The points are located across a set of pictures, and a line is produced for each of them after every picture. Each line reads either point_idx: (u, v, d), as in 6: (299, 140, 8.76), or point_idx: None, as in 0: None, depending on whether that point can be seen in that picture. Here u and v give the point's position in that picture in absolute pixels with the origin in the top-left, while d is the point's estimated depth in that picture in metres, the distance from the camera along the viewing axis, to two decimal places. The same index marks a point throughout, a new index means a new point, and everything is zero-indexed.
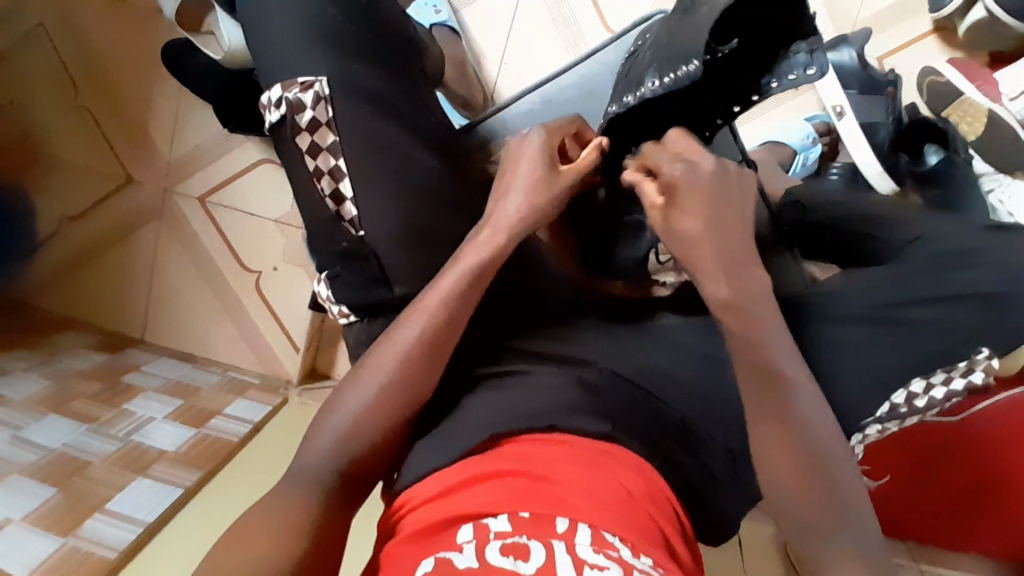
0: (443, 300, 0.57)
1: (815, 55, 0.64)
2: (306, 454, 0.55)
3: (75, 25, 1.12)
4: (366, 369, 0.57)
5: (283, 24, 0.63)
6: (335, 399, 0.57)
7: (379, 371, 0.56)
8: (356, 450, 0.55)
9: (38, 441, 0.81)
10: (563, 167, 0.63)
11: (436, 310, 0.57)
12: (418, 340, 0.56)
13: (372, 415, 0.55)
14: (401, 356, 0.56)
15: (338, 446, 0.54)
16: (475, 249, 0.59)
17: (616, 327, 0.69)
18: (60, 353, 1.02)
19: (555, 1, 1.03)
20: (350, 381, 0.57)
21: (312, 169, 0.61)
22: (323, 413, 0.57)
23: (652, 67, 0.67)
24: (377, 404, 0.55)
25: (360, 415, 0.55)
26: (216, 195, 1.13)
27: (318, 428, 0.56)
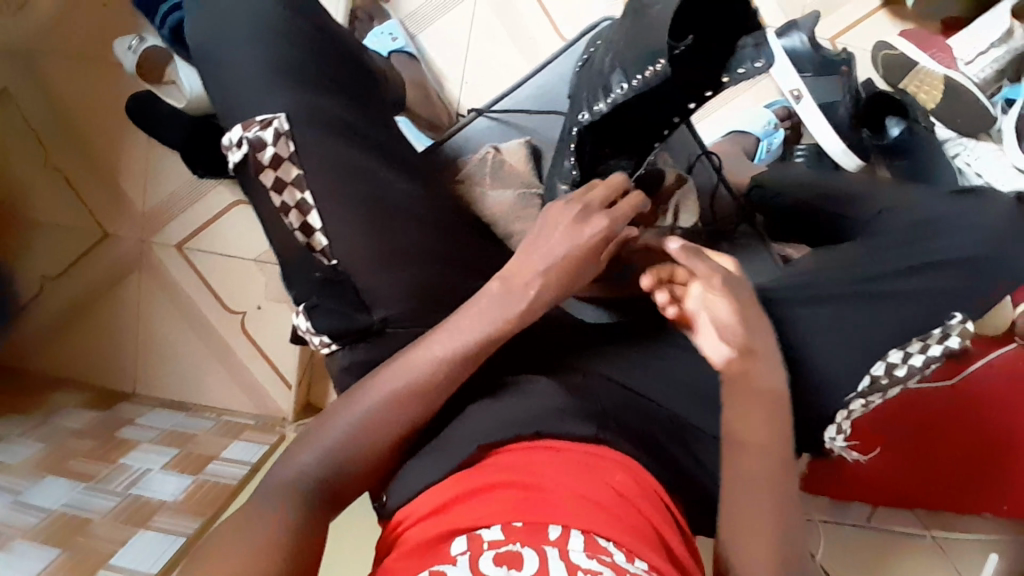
0: (455, 342, 0.57)
1: (762, 47, 0.59)
2: (285, 462, 0.54)
3: (38, 84, 1.12)
4: (369, 398, 0.56)
5: (234, 62, 0.63)
6: (324, 420, 0.56)
7: (383, 405, 0.55)
8: (347, 471, 0.54)
9: (37, 503, 0.80)
10: (589, 221, 0.61)
11: (439, 346, 0.57)
12: (426, 376, 0.56)
13: (373, 446, 0.55)
14: (404, 390, 0.56)
15: (325, 475, 0.53)
16: (484, 295, 0.59)
17: (603, 336, 0.71)
18: (51, 414, 1.02)
19: (509, 16, 1.05)
20: (342, 403, 0.57)
21: (279, 204, 0.61)
22: (307, 431, 0.56)
23: (616, 69, 0.63)
24: (367, 422, 0.55)
25: (360, 445, 0.55)
26: (195, 240, 1.14)
27: (305, 442, 0.55)
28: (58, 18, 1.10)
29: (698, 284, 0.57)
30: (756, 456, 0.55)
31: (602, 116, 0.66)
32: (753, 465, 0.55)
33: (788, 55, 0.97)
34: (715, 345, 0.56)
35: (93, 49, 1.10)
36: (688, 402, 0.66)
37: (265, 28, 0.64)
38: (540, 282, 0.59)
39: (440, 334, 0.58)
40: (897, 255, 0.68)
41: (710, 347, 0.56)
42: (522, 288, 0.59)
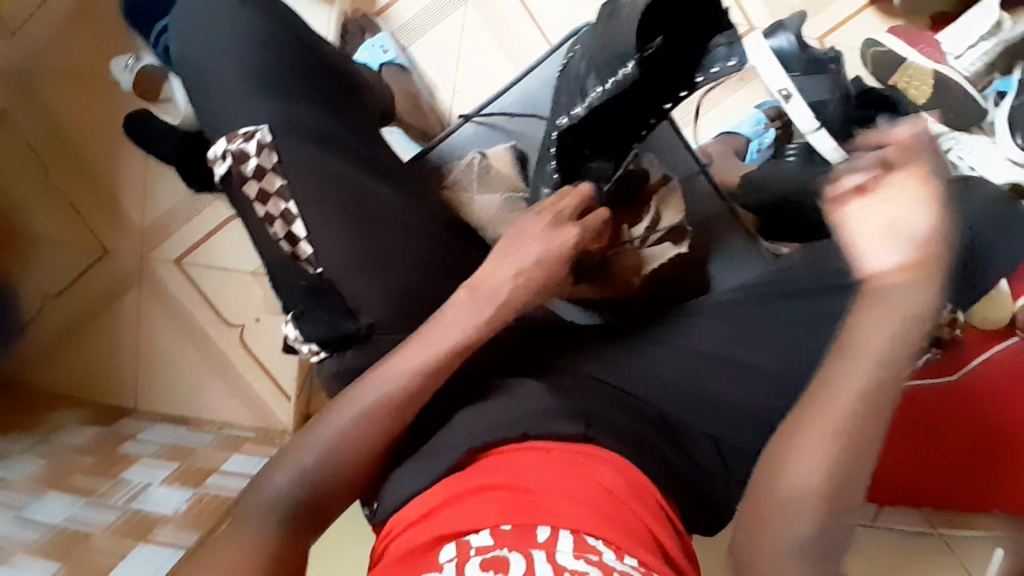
0: (429, 350, 0.56)
1: (734, 45, 0.61)
2: (267, 484, 0.54)
3: (37, 106, 1.14)
4: (345, 413, 0.55)
5: (217, 74, 0.64)
6: (303, 437, 0.55)
7: (359, 418, 0.55)
8: (328, 486, 0.54)
9: (38, 518, 0.81)
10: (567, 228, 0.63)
11: (419, 354, 0.56)
12: (402, 385, 0.55)
13: (354, 459, 0.54)
14: (381, 401, 0.55)
15: (311, 480, 0.53)
16: (464, 295, 0.59)
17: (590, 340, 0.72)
18: (54, 431, 1.03)
19: (497, 25, 1.07)
20: (327, 408, 0.56)
21: (264, 215, 0.62)
22: (295, 440, 0.56)
23: (592, 73, 0.65)
24: (351, 431, 0.54)
25: (340, 460, 0.54)
26: (192, 255, 1.15)
27: (293, 449, 0.55)
28: (55, 41, 1.12)
29: (910, 181, 0.46)
30: (838, 411, 0.45)
31: (582, 119, 0.67)
32: (831, 420, 0.45)
33: (776, 54, 0.97)
34: (886, 252, 0.46)
35: (91, 71, 1.13)
36: (677, 400, 0.66)
37: (246, 41, 0.65)
38: (522, 282, 0.60)
39: (415, 343, 0.57)
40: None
41: (865, 249, 0.46)
42: (504, 289, 0.59)
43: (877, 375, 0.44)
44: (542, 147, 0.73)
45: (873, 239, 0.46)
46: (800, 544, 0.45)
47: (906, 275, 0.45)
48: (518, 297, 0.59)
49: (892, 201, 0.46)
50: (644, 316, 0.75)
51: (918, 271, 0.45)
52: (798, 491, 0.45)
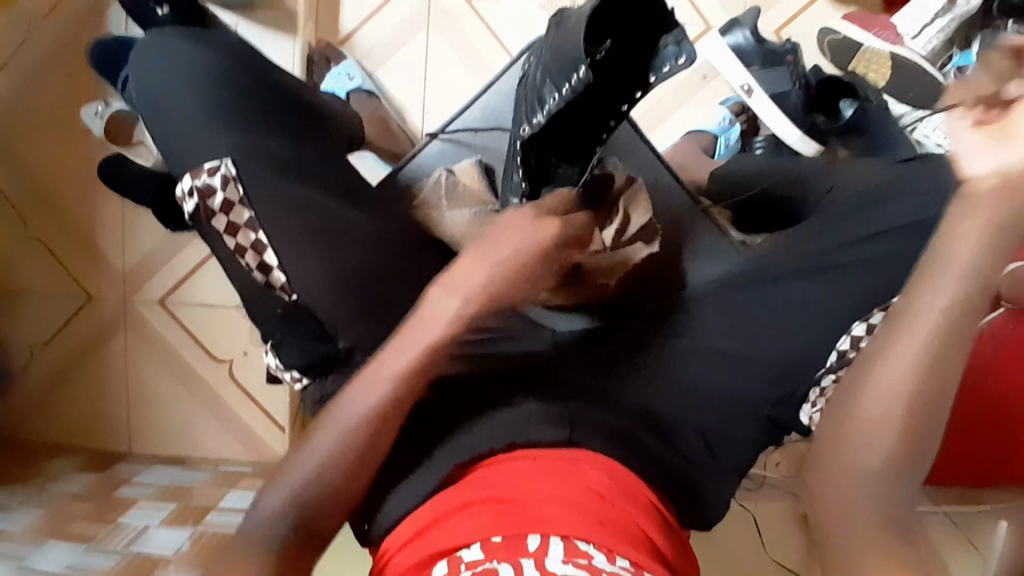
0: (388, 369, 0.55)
1: (682, 44, 0.62)
2: (257, 516, 0.54)
3: (12, 160, 1.15)
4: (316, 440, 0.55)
5: (178, 111, 0.65)
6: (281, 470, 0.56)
7: (329, 444, 0.54)
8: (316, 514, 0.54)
9: (40, 567, 0.80)
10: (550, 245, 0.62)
11: (395, 363, 0.55)
12: (368, 412, 0.54)
13: (335, 484, 0.54)
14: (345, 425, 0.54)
15: (300, 504, 0.53)
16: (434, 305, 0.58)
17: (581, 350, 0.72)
18: (50, 480, 1.03)
19: (460, 46, 1.10)
20: (316, 429, 0.55)
21: (235, 246, 0.63)
22: (284, 466, 0.55)
23: (546, 82, 0.66)
24: (341, 452, 0.53)
25: (325, 486, 0.53)
26: (175, 294, 1.16)
27: (287, 473, 0.54)
28: (25, 95, 1.14)
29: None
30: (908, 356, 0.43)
31: (542, 128, 0.67)
32: (896, 372, 0.43)
33: (732, 51, 1.02)
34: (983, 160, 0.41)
35: (62, 121, 1.14)
36: (657, 397, 0.66)
37: (204, 77, 0.66)
38: (500, 273, 0.57)
39: (375, 367, 0.56)
40: (857, 226, 0.66)
41: (967, 149, 0.42)
42: (481, 286, 0.57)
43: (941, 331, 0.43)
44: (509, 156, 0.75)
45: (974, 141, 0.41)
46: (862, 531, 0.43)
47: (1009, 183, 0.40)
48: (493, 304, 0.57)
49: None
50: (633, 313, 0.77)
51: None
52: (863, 445, 0.44)
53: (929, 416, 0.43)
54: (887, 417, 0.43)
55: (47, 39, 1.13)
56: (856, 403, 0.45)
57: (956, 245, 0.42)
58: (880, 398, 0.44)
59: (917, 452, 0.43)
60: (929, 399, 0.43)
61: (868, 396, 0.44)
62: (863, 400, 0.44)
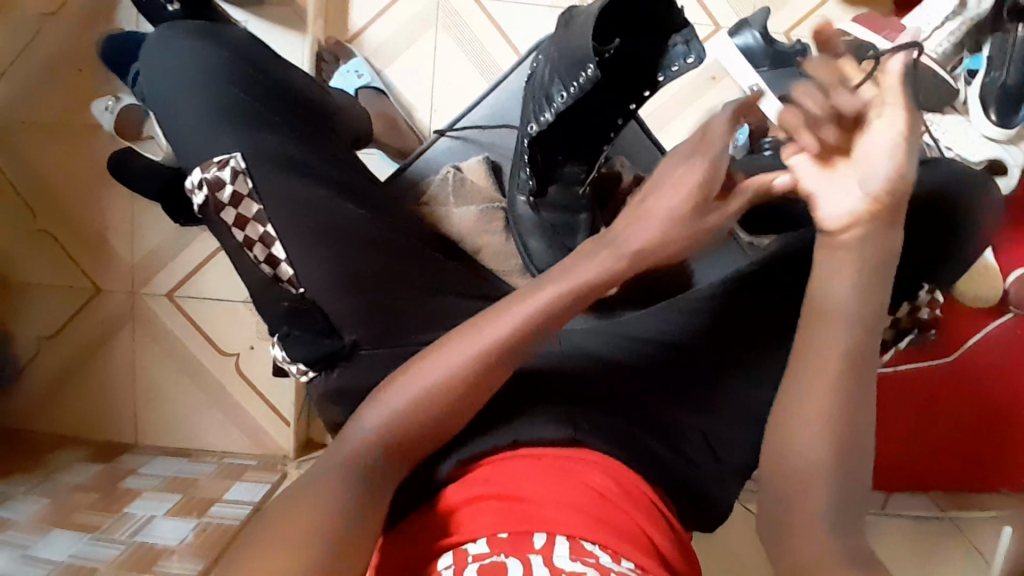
0: (477, 341, 0.50)
1: (691, 44, 0.62)
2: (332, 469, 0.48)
3: (22, 154, 1.16)
4: (387, 415, 0.50)
5: (189, 106, 0.65)
6: (343, 443, 0.50)
7: (404, 421, 0.49)
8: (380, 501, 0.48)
9: (45, 556, 0.80)
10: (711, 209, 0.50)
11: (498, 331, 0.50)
12: (453, 386, 0.50)
13: None
14: (427, 400, 0.49)
15: None
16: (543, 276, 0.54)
17: (605, 348, 0.68)
18: (56, 471, 1.03)
19: (468, 45, 1.10)
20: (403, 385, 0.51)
21: (243, 239, 0.63)
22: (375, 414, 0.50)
23: (554, 80, 0.66)
24: (417, 408, 0.50)
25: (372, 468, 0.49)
26: (182, 288, 1.17)
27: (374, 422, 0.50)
28: (35, 89, 1.15)
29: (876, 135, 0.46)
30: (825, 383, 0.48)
31: (550, 125, 0.68)
32: (823, 398, 0.48)
33: (741, 52, 1.01)
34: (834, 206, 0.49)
35: (71, 115, 1.15)
36: (663, 396, 0.65)
37: (215, 72, 0.67)
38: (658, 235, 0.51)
39: (459, 341, 0.51)
40: None
41: (825, 197, 0.48)
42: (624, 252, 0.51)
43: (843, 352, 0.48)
44: (516, 154, 0.75)
45: (829, 187, 0.48)
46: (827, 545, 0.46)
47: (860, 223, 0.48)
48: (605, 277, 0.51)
49: (857, 149, 0.46)
50: (644, 310, 0.77)
51: (876, 225, 0.47)
52: (808, 468, 0.47)
53: (856, 427, 0.48)
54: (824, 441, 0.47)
55: (57, 34, 1.14)
56: (792, 432, 0.48)
57: (838, 289, 0.49)
58: (814, 427, 0.47)
59: (850, 464, 0.48)
60: (855, 405, 0.48)
61: (800, 427, 0.48)
62: (800, 432, 0.48)
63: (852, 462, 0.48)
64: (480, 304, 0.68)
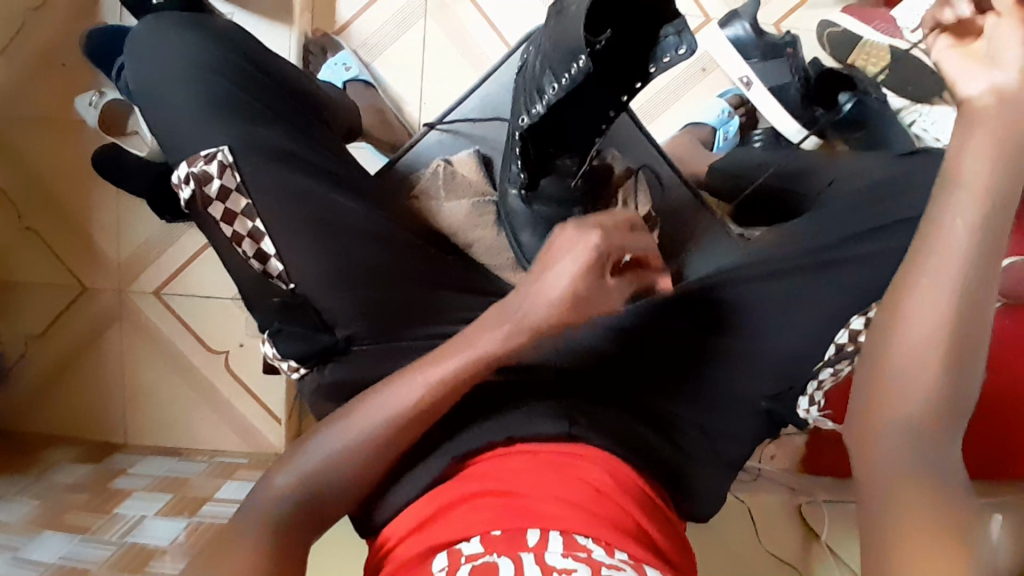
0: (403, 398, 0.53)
1: (682, 35, 0.61)
2: (268, 485, 0.53)
3: (5, 150, 1.14)
4: (308, 461, 0.52)
5: (173, 99, 0.64)
6: (266, 482, 0.53)
7: (324, 464, 0.52)
8: (327, 498, 0.52)
9: (34, 558, 0.79)
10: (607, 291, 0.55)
11: (489, 335, 0.54)
12: (436, 385, 0.53)
13: (365, 453, 0.52)
14: (345, 453, 0.52)
15: (296, 487, 0.51)
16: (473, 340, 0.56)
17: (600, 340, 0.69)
18: (46, 472, 1.02)
19: (458, 37, 1.09)
20: (386, 382, 0.54)
21: (232, 234, 0.62)
22: (357, 403, 0.55)
23: (546, 72, 0.65)
24: (395, 413, 0.52)
25: (346, 465, 0.52)
26: (172, 285, 1.16)
27: (364, 409, 0.54)
28: (19, 84, 1.13)
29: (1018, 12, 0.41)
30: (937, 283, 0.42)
31: (542, 117, 0.67)
32: (929, 303, 0.42)
33: (733, 45, 1.03)
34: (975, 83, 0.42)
35: (55, 111, 1.13)
36: (659, 389, 0.65)
37: (202, 64, 0.65)
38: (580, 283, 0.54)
39: (400, 380, 0.54)
40: (858, 219, 0.67)
41: (955, 72, 0.43)
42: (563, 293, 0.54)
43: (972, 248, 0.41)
44: (507, 147, 0.74)
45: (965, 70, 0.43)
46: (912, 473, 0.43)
47: (1007, 100, 0.41)
48: (588, 280, 0.54)
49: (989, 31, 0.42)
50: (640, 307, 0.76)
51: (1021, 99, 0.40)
52: (905, 379, 0.43)
53: (968, 341, 0.42)
54: (926, 350, 0.42)
55: (40, 29, 1.12)
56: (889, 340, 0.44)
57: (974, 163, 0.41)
58: (915, 327, 0.42)
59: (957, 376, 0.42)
60: (964, 307, 0.41)
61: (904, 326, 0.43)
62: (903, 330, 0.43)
63: (962, 369, 0.42)
64: (473, 298, 0.68)
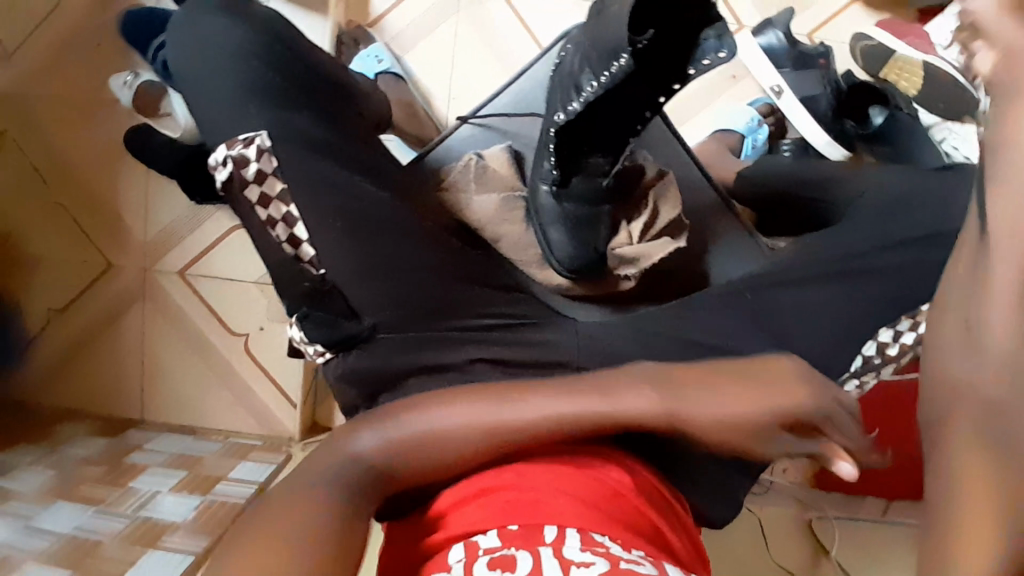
0: (510, 413, 0.50)
1: (723, 38, 0.61)
2: (348, 442, 0.49)
3: (38, 127, 1.16)
4: (401, 432, 0.49)
5: (214, 82, 0.65)
6: (344, 439, 0.50)
7: (415, 445, 0.49)
8: (399, 474, 0.49)
9: (48, 527, 0.80)
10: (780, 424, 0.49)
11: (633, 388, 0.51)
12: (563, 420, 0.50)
13: (460, 453, 0.50)
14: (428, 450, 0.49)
15: (382, 450, 0.49)
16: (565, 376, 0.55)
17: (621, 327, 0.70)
18: (63, 443, 1.04)
19: (490, 35, 1.10)
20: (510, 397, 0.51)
21: (266, 218, 0.63)
22: (467, 401, 0.51)
23: (584, 69, 0.66)
24: (508, 429, 0.50)
25: (438, 455, 0.49)
26: (195, 266, 1.17)
27: (476, 411, 0.50)
28: (54, 62, 1.14)
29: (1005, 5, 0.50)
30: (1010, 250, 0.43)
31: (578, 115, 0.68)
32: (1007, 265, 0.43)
33: (765, 53, 1.02)
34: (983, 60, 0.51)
35: (88, 92, 1.15)
36: None
37: (244, 48, 0.66)
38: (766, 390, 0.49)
39: (526, 398, 0.51)
40: (886, 230, 0.68)
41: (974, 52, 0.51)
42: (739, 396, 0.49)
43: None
44: (540, 143, 0.75)
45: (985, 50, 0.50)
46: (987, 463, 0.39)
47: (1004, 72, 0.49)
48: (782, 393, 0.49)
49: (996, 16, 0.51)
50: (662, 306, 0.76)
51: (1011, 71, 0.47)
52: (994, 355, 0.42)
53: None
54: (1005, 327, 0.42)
55: (79, 9, 1.13)
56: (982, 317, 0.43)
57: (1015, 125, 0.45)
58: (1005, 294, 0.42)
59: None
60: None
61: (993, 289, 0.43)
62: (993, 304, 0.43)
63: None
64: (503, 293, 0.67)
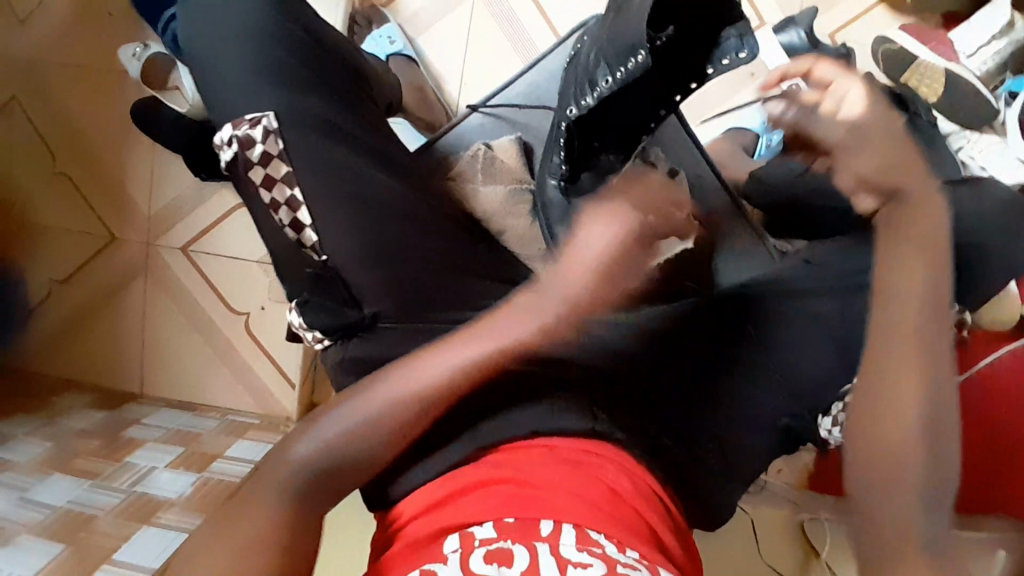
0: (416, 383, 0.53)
1: (745, 38, 0.60)
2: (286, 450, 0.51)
3: (46, 96, 1.15)
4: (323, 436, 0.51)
5: (223, 62, 0.64)
6: (282, 450, 0.51)
7: (343, 439, 0.51)
8: (343, 472, 0.51)
9: (43, 500, 0.81)
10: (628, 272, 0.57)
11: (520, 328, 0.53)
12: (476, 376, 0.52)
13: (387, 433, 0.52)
14: (379, 423, 0.51)
15: (314, 455, 0.50)
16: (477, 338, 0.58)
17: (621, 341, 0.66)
18: (62, 415, 1.04)
19: (505, 21, 1.08)
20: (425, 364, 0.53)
21: (269, 201, 0.62)
22: (386, 382, 0.53)
23: (600, 63, 0.64)
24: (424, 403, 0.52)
25: (365, 442, 0.51)
26: (199, 242, 1.16)
27: (393, 388, 0.52)
28: (64, 31, 1.13)
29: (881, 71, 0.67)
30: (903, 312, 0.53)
31: (591, 110, 0.66)
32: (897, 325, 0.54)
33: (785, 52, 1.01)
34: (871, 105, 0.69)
35: (97, 62, 1.14)
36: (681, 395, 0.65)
37: (254, 27, 0.65)
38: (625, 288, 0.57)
39: (451, 376, 0.53)
40: None
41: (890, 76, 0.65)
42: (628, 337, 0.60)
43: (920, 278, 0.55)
44: (550, 137, 0.73)
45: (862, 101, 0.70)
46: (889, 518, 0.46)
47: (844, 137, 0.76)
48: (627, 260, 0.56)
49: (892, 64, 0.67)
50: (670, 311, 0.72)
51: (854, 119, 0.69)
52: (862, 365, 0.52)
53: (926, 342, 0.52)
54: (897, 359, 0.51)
55: None
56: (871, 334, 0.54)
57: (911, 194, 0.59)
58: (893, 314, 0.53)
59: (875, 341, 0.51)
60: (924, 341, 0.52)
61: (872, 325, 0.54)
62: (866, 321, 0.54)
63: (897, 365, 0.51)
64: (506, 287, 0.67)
